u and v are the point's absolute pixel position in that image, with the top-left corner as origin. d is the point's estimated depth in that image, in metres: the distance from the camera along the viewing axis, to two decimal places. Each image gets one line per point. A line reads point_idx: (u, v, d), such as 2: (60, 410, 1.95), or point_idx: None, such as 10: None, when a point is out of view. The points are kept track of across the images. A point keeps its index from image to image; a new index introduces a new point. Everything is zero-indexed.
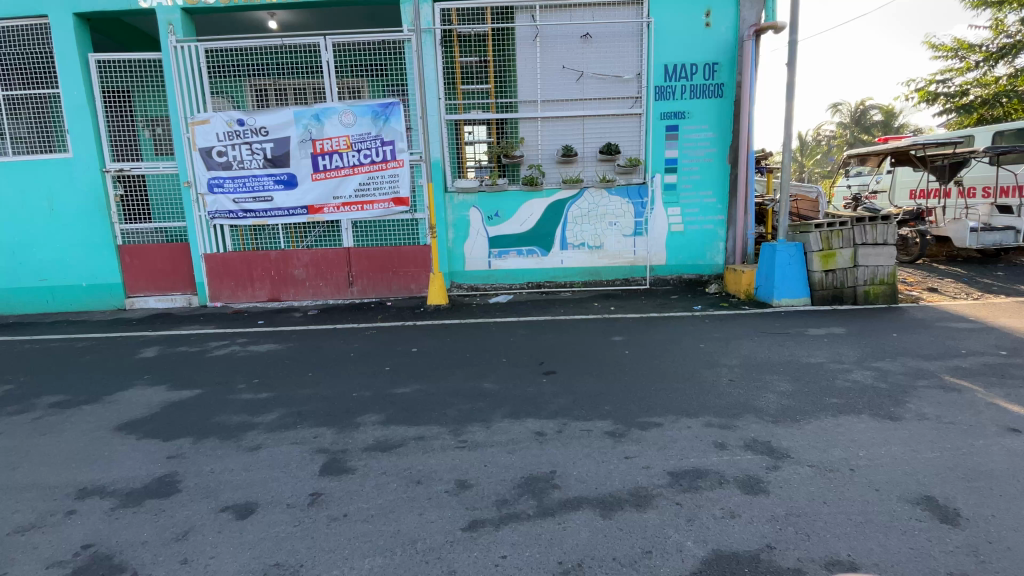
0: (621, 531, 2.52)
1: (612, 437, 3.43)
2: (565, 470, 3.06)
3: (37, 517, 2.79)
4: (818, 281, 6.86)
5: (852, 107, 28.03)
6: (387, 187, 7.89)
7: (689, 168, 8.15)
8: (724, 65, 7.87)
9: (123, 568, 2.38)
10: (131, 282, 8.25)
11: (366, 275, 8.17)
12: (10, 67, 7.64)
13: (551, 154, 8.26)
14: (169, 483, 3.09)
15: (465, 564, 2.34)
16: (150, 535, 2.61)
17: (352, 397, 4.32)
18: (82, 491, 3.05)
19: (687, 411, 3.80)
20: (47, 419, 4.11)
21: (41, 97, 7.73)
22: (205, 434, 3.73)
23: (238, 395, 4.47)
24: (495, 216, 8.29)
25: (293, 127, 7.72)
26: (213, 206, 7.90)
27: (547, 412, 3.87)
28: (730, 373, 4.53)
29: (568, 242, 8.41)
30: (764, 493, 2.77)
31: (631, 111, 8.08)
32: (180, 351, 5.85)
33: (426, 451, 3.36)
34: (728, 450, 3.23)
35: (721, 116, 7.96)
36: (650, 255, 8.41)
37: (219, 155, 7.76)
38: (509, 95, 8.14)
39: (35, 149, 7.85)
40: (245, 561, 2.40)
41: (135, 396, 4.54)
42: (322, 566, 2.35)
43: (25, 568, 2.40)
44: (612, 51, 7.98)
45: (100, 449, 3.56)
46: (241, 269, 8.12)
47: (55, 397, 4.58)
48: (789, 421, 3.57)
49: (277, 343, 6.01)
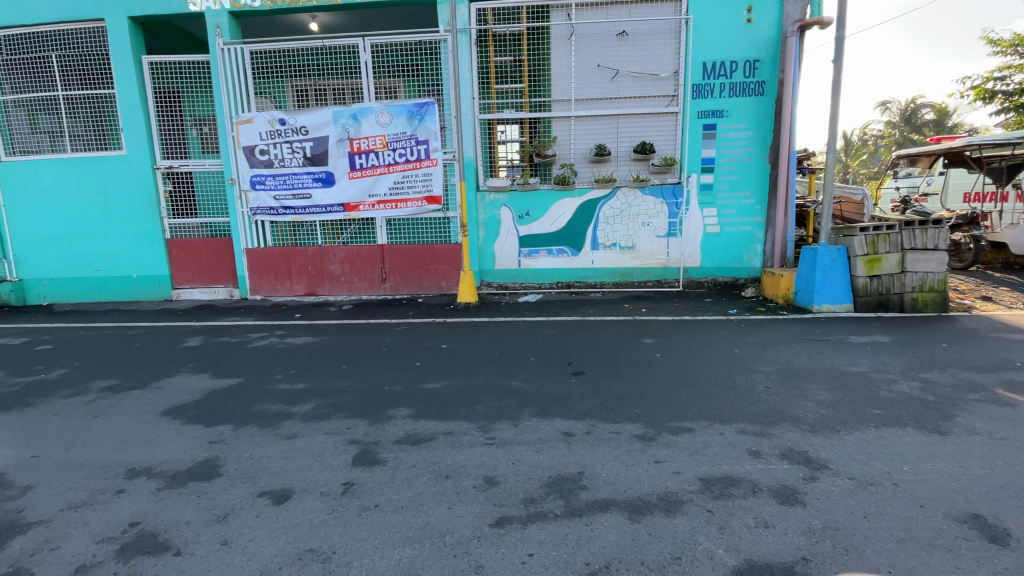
0: (650, 535, 2.49)
1: (643, 441, 3.39)
2: (593, 471, 3.04)
3: (89, 495, 2.96)
4: (862, 288, 6.57)
5: (902, 105, 26.75)
6: (420, 186, 8.00)
7: (726, 168, 7.96)
8: (766, 62, 7.66)
9: (167, 547, 2.50)
10: (177, 274, 8.64)
11: (398, 272, 8.32)
12: (70, 68, 8.09)
13: (583, 153, 8.21)
14: (211, 467, 3.22)
15: (493, 561, 2.35)
16: (193, 515, 2.73)
17: (385, 390, 4.41)
18: (130, 472, 3.21)
19: (720, 417, 3.71)
20: (99, 402, 4.35)
21: (98, 96, 8.17)
22: (245, 422, 3.87)
23: (275, 385, 4.63)
24: (526, 215, 8.28)
25: (332, 127, 7.92)
26: (255, 202, 8.19)
27: (576, 413, 3.85)
28: (766, 379, 4.40)
29: (599, 242, 8.33)
30: (800, 505, 2.68)
31: (667, 110, 7.94)
32: (221, 341, 6.09)
33: (454, 446, 3.39)
34: (763, 458, 3.14)
35: (761, 115, 7.76)
36: (684, 257, 8.26)
37: (261, 154, 8.05)
38: (542, 93, 8.10)
39: (92, 146, 8.32)
40: (282, 544, 2.48)
41: (180, 383, 4.76)
42: (353, 554, 2.41)
43: (78, 543, 2.55)
44: (649, 49, 7.86)
45: (147, 432, 3.75)
46: (280, 264, 8.39)
47: (106, 382, 4.84)
48: (827, 431, 3.44)
49: (313, 336, 6.18)
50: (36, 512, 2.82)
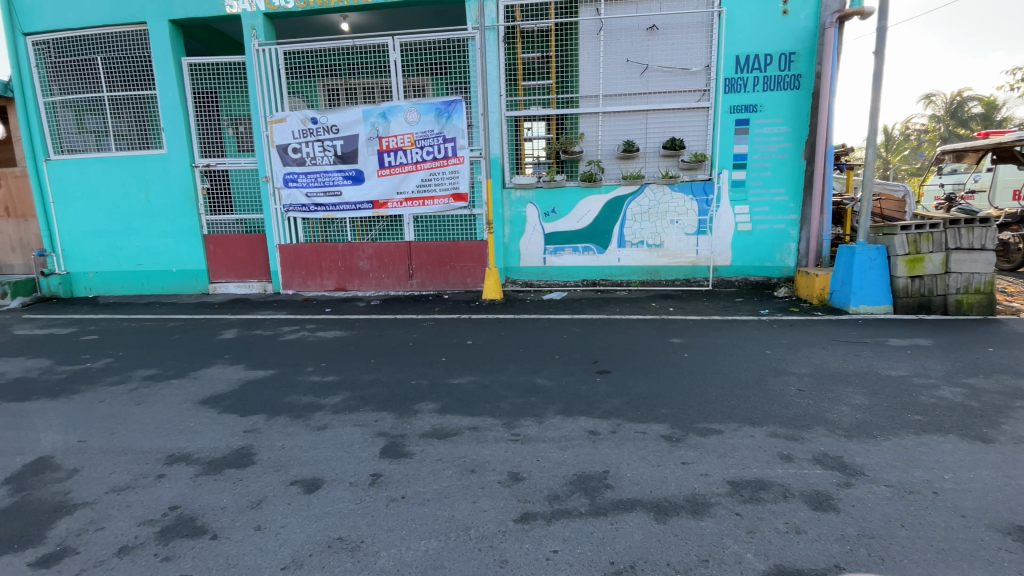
0: (676, 536, 2.46)
1: (669, 441, 3.34)
2: (619, 471, 3.02)
3: (132, 479, 3.10)
4: (903, 288, 6.31)
5: (947, 98, 25.51)
6: (447, 183, 8.07)
7: (759, 164, 7.77)
8: (802, 55, 7.43)
9: (205, 530, 2.60)
10: (214, 268, 8.95)
11: (425, 268, 8.41)
12: (114, 70, 8.44)
13: (611, 149, 8.12)
14: (246, 455, 3.33)
15: (517, 556, 2.36)
16: (229, 501, 2.83)
17: (411, 384, 4.47)
18: (170, 457, 3.35)
19: (749, 419, 3.63)
20: (141, 390, 4.55)
21: (140, 97, 8.51)
22: (277, 412, 3.99)
23: (306, 377, 4.75)
24: (552, 212, 8.25)
25: (362, 126, 8.05)
26: (288, 200, 8.41)
27: (601, 412, 3.82)
28: (798, 382, 4.28)
29: (627, 240, 8.24)
30: (834, 511, 2.60)
31: (698, 105, 7.78)
32: (255, 334, 6.28)
33: (479, 441, 3.42)
34: (795, 462, 3.06)
35: (796, 109, 7.54)
36: (714, 255, 8.10)
37: (294, 152, 8.25)
38: (570, 90, 8.04)
39: (134, 145, 8.67)
40: (312, 532, 2.55)
41: (216, 374, 4.94)
42: (381, 544, 2.46)
43: (121, 524, 2.67)
44: (679, 43, 7.71)
45: (186, 419, 3.91)
46: (312, 260, 8.59)
47: (148, 371, 5.06)
48: (864, 437, 3.33)
49: (343, 331, 6.32)
50: (82, 493, 2.97)
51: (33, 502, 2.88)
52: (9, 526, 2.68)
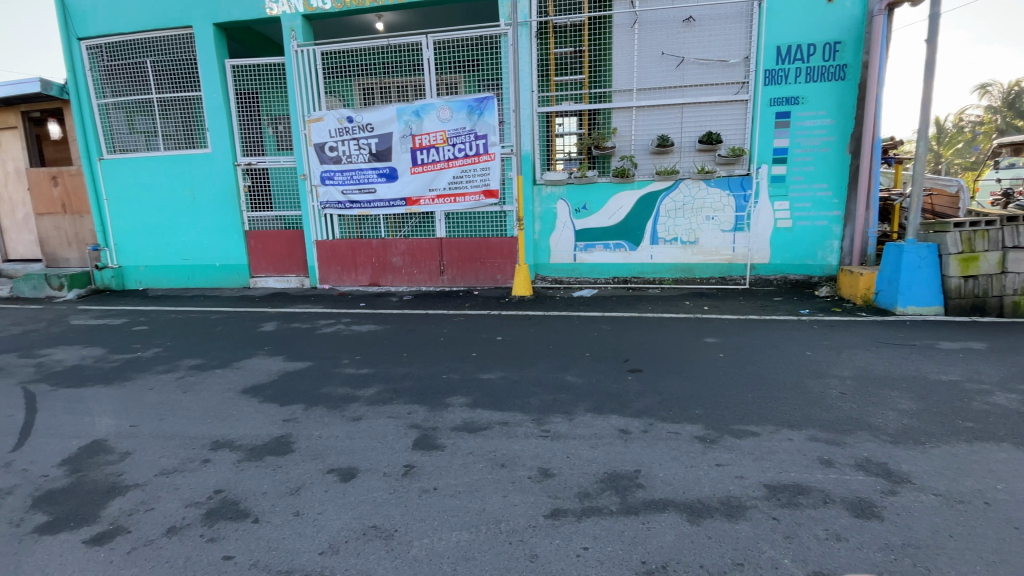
0: (710, 539, 2.41)
1: (703, 442, 3.28)
2: (650, 471, 2.98)
3: (180, 463, 3.26)
4: (955, 289, 5.99)
5: (1005, 88, 24.00)
6: (478, 180, 8.10)
7: (800, 158, 7.51)
8: (849, 44, 7.12)
9: (247, 514, 2.71)
10: (254, 263, 9.27)
11: (456, 265, 8.49)
12: (163, 72, 8.84)
13: (644, 145, 7.99)
14: (285, 443, 3.45)
15: (548, 551, 2.37)
16: (269, 487, 2.94)
17: (442, 378, 4.54)
18: (215, 443, 3.51)
19: (788, 422, 3.52)
20: (188, 379, 4.78)
21: (186, 98, 8.88)
22: (314, 402, 4.12)
23: (342, 369, 4.88)
24: (584, 208, 8.18)
25: (395, 124, 8.18)
26: (324, 197, 8.64)
27: (632, 411, 3.79)
28: (840, 385, 4.11)
29: (659, 237, 8.10)
30: (877, 519, 2.50)
31: (736, 98, 7.56)
32: (293, 327, 6.49)
33: (509, 436, 3.44)
34: (836, 467, 2.95)
35: (841, 101, 7.25)
36: (751, 253, 7.88)
37: (330, 150, 8.45)
38: (603, 84, 7.95)
39: (181, 144, 9.06)
40: (348, 519, 2.63)
41: (257, 364, 5.13)
42: (414, 533, 2.50)
43: (170, 505, 2.82)
44: (717, 34, 7.51)
45: (229, 407, 4.08)
46: (347, 255, 8.79)
47: (194, 361, 5.30)
48: (911, 443, 3.18)
49: (376, 325, 6.46)
50: (134, 475, 3.14)
51: (90, 482, 3.07)
52: (69, 504, 2.86)
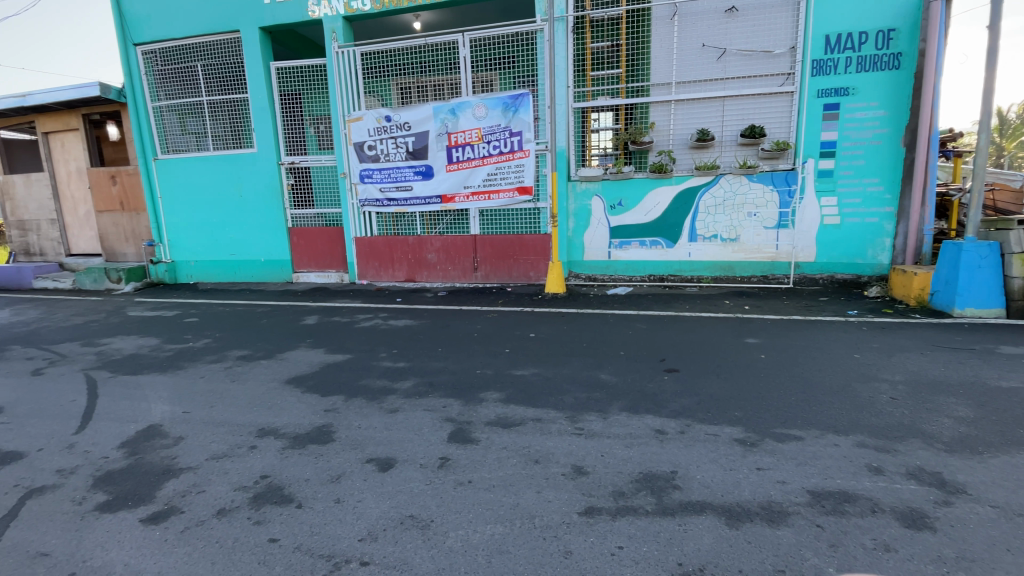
0: (750, 544, 2.35)
1: (743, 445, 3.20)
2: (687, 472, 2.93)
3: (229, 448, 3.42)
4: (1019, 291, 5.61)
5: None
6: (512, 177, 8.10)
7: (850, 152, 7.19)
8: (904, 31, 6.76)
9: (291, 499, 2.83)
10: (297, 259, 9.60)
11: (490, 261, 8.54)
12: (212, 75, 9.24)
13: (683, 139, 7.81)
14: (326, 433, 3.57)
15: (582, 548, 2.37)
16: (312, 474, 3.05)
17: (476, 373, 4.59)
18: (260, 431, 3.66)
19: (834, 427, 3.38)
20: (236, 369, 5.00)
21: (234, 100, 9.25)
22: (353, 394, 4.24)
23: (380, 362, 5.01)
24: (619, 205, 8.08)
25: (432, 122, 8.28)
26: (363, 195, 8.85)
27: (668, 411, 3.73)
28: (891, 390, 3.92)
29: (698, 233, 7.91)
30: (929, 530, 2.38)
31: (781, 90, 7.29)
32: (333, 321, 6.69)
33: (543, 433, 3.45)
34: (885, 475, 2.82)
35: (895, 91, 6.90)
36: (795, 250, 7.59)
37: (369, 149, 8.65)
38: (640, 78, 7.82)
39: (229, 145, 9.46)
40: (386, 508, 2.70)
41: (300, 356, 5.32)
42: (449, 525, 2.55)
43: (220, 488, 2.97)
44: (761, 24, 7.25)
45: (274, 397, 4.25)
46: (384, 252, 8.99)
47: (241, 352, 5.55)
48: (967, 452, 3.00)
49: (412, 320, 6.58)
50: (188, 459, 3.32)
51: (147, 464, 3.27)
52: (127, 484, 3.06)
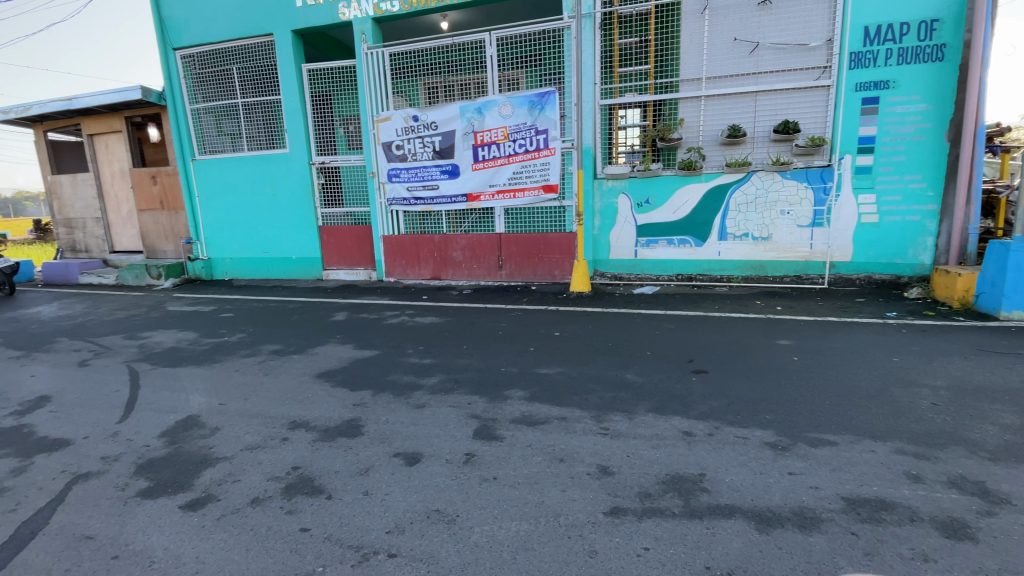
0: (780, 549, 2.30)
1: (774, 449, 3.12)
2: (715, 475, 2.88)
3: (262, 440, 3.54)
4: None
5: None
6: (538, 175, 8.08)
7: (889, 148, 6.93)
8: (948, 21, 6.50)
9: (321, 490, 2.90)
10: (327, 257, 9.82)
11: (515, 260, 8.56)
12: (247, 78, 9.53)
13: (714, 135, 7.65)
14: (355, 427, 3.65)
15: (607, 548, 2.36)
16: (341, 466, 3.12)
17: (501, 371, 4.61)
18: (292, 423, 3.77)
19: (870, 433, 3.27)
20: (269, 363, 5.16)
21: (267, 101, 9.51)
22: (381, 389, 4.32)
23: (406, 358, 5.08)
24: (646, 203, 7.98)
25: (459, 121, 8.34)
26: (391, 194, 8.99)
27: (696, 413, 3.67)
28: (932, 395, 3.76)
29: (728, 232, 7.74)
30: (970, 541, 2.28)
31: (816, 84, 7.06)
32: (362, 317, 6.81)
33: (568, 432, 3.44)
34: (925, 484, 2.71)
35: (938, 84, 6.63)
36: (830, 250, 7.36)
37: (397, 149, 8.77)
38: (669, 74, 7.69)
39: (262, 145, 9.74)
40: (413, 502, 2.74)
41: (329, 351, 5.44)
42: (475, 520, 2.58)
43: (254, 478, 3.07)
44: (796, 16, 7.04)
45: (305, 391, 4.37)
46: (411, 250, 9.11)
47: (274, 346, 5.71)
48: (1014, 462, 2.86)
49: (438, 317, 6.65)
50: (224, 449, 3.45)
51: (186, 453, 3.40)
52: (168, 472, 3.19)
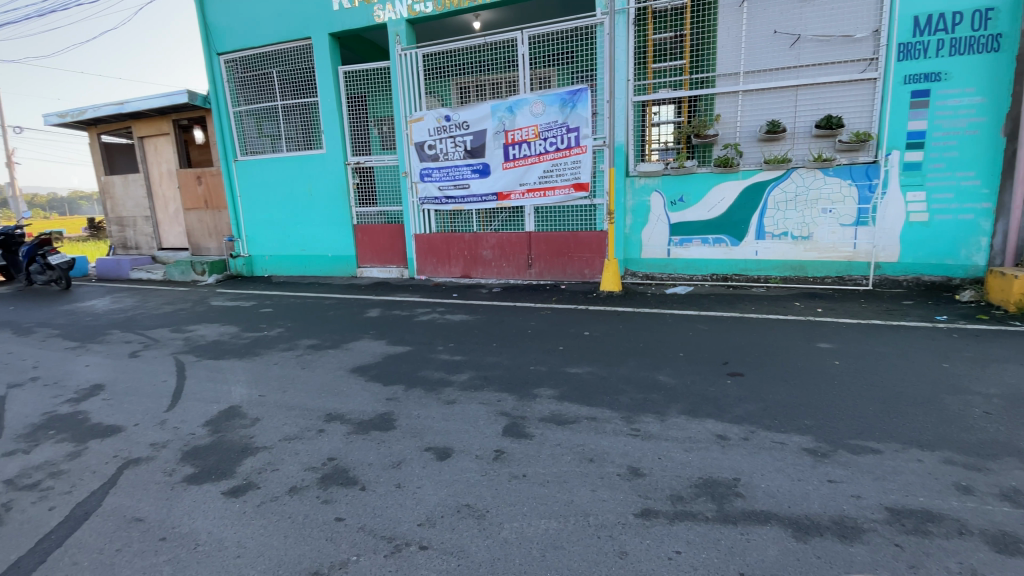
0: (819, 559, 2.23)
1: (813, 455, 3.03)
2: (750, 480, 2.81)
3: (299, 431, 3.66)
4: None
5: None
6: (569, 174, 8.04)
7: (941, 143, 6.58)
8: (1004, 10, 6.16)
9: (355, 481, 2.98)
10: (360, 254, 10.04)
11: (545, 258, 8.55)
12: (286, 81, 9.83)
13: (752, 132, 7.44)
14: (388, 421, 3.73)
15: (637, 550, 2.34)
16: (374, 459, 3.20)
17: (531, 369, 4.62)
18: (327, 416, 3.88)
19: (917, 442, 3.12)
20: (306, 357, 5.32)
21: (305, 103, 9.80)
22: (413, 385, 4.40)
23: (437, 355, 5.15)
24: (680, 201, 7.83)
25: (490, 120, 8.38)
26: (423, 193, 9.12)
27: (731, 416, 3.59)
28: (986, 404, 3.56)
29: (765, 231, 7.52)
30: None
31: (861, 77, 6.77)
32: (394, 314, 6.95)
33: (598, 432, 3.42)
34: (976, 496, 2.57)
35: (994, 75, 6.27)
36: (875, 249, 7.04)
37: (429, 148, 8.89)
38: (705, 69, 7.52)
39: (300, 146, 10.04)
40: (443, 496, 2.78)
41: (363, 347, 5.58)
42: (504, 516, 2.60)
43: (291, 468, 3.18)
44: (840, 6, 6.77)
45: (340, 384, 4.49)
46: (442, 248, 9.22)
47: (310, 341, 5.89)
48: None
49: (468, 315, 6.71)
50: (264, 439, 3.58)
51: (229, 442, 3.56)
52: (211, 459, 3.34)
